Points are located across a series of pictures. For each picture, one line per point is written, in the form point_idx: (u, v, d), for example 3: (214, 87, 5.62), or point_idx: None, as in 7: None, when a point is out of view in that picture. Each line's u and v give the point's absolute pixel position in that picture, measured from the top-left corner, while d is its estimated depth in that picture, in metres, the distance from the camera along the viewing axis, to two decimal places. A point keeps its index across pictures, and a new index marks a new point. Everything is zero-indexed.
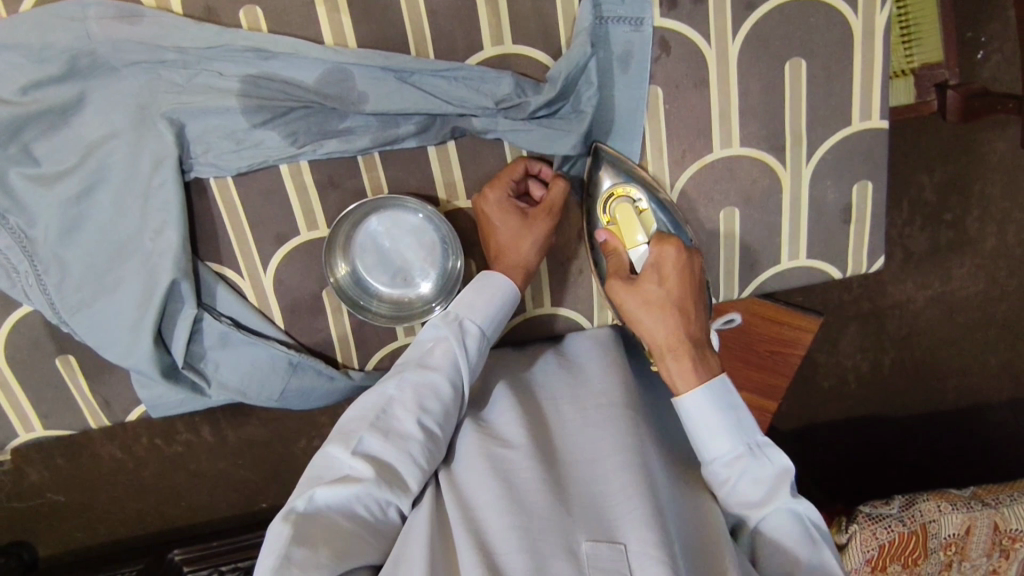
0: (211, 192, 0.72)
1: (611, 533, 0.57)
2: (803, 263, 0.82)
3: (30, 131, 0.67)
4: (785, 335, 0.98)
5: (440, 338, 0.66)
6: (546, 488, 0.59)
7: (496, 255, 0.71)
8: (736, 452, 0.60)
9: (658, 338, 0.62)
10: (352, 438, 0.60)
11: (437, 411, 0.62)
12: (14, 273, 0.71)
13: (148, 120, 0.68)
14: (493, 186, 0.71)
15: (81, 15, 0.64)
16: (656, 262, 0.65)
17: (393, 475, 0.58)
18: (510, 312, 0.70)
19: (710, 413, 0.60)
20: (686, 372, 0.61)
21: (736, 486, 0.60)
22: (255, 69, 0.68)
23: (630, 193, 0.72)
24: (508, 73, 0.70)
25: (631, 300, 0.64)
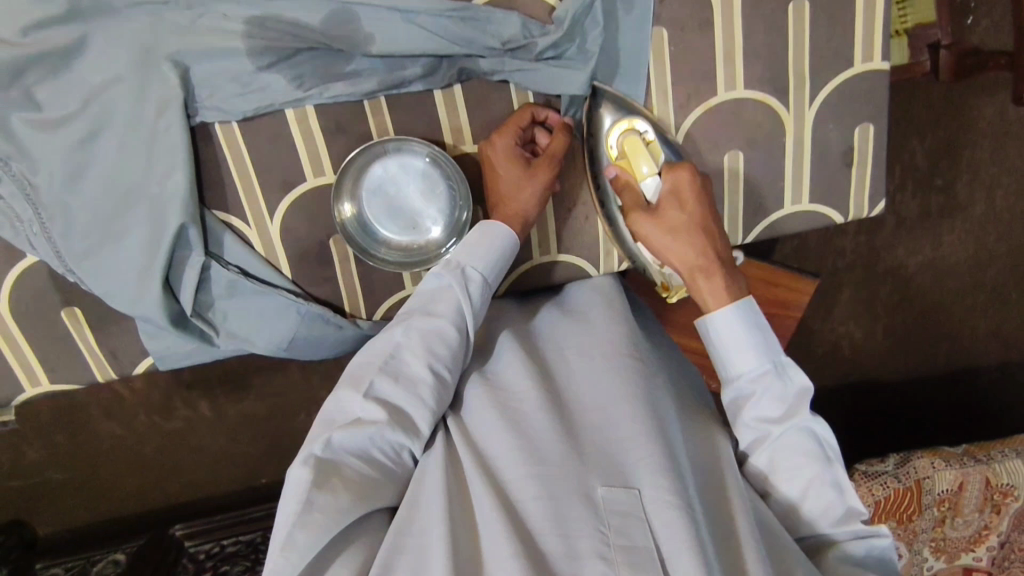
0: (217, 138, 0.71)
1: (624, 480, 0.58)
2: (804, 208, 0.83)
3: (32, 75, 0.66)
4: (781, 297, 0.97)
5: (444, 287, 0.65)
6: (557, 435, 0.59)
7: (498, 203, 0.71)
8: (760, 368, 0.61)
9: (687, 260, 0.64)
10: (362, 382, 0.59)
11: (445, 356, 0.62)
12: (19, 221, 0.70)
13: (152, 63, 0.67)
14: (500, 133, 0.71)
15: None
16: (674, 189, 0.66)
17: (406, 419, 0.59)
18: (512, 256, 0.69)
19: (737, 329, 0.61)
20: (717, 289, 0.63)
21: (760, 402, 0.61)
22: (259, 10, 0.67)
23: (632, 125, 0.73)
24: (515, 13, 0.69)
25: (653, 227, 0.65)
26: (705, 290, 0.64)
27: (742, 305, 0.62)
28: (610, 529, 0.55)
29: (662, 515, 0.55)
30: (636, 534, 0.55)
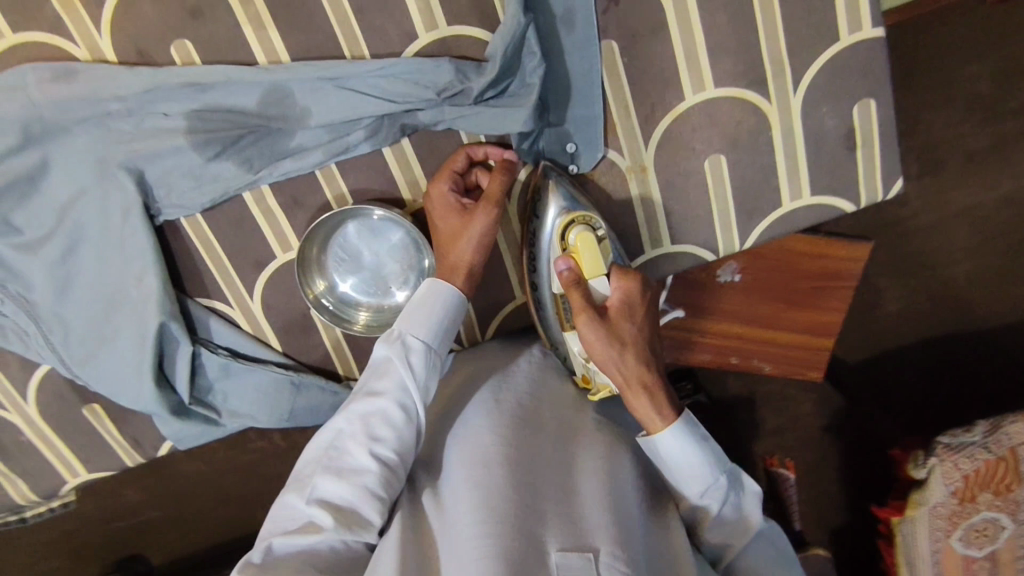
0: (185, 231, 0.73)
1: (581, 542, 0.52)
2: (808, 202, 0.75)
3: (4, 203, 0.69)
4: (828, 270, 0.94)
5: (385, 359, 0.61)
6: (518, 484, 0.54)
7: (442, 255, 0.67)
8: (716, 483, 0.59)
9: (633, 378, 0.58)
10: (306, 484, 0.58)
11: (389, 439, 0.58)
12: (25, 336, 0.75)
13: (109, 173, 0.69)
14: (436, 181, 0.68)
15: (21, 82, 0.64)
16: (626, 298, 0.61)
17: (353, 516, 0.55)
18: (460, 313, 0.65)
19: (690, 450, 0.58)
20: (660, 408, 0.59)
21: (717, 517, 0.60)
22: (196, 102, 0.67)
23: (588, 220, 0.65)
24: (446, 59, 0.66)
25: (604, 338, 0.58)
26: (646, 408, 0.59)
27: (688, 423, 0.59)
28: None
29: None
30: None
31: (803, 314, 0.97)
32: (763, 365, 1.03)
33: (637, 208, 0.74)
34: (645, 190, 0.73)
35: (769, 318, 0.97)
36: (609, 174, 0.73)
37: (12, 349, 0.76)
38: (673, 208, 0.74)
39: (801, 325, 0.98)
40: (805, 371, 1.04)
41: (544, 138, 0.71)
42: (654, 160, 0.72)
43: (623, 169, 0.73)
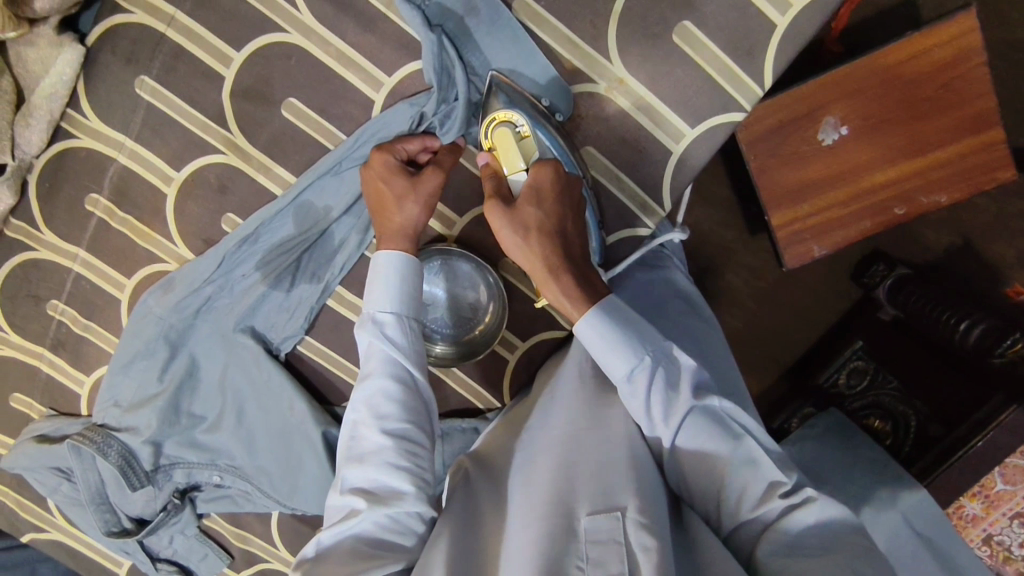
0: (306, 354, 0.85)
1: (609, 504, 0.54)
2: (800, 6, 0.68)
3: (183, 402, 0.85)
4: (945, 58, 0.91)
5: (368, 345, 0.66)
6: (558, 460, 0.59)
7: (379, 209, 0.70)
8: (640, 363, 0.60)
9: (536, 263, 0.63)
10: (339, 480, 0.63)
11: (394, 412, 0.63)
12: (249, 494, 0.90)
13: (232, 340, 0.83)
14: (378, 150, 0.71)
15: (147, 308, 0.81)
16: (535, 187, 0.65)
17: (386, 491, 0.60)
18: (415, 274, 0.68)
19: (605, 332, 0.61)
20: (574, 296, 0.63)
21: (654, 398, 0.60)
22: (255, 253, 0.79)
23: (509, 118, 0.68)
24: (400, 102, 0.73)
25: (507, 224, 0.63)
26: (557, 292, 0.64)
27: (607, 308, 0.62)
28: (589, 563, 0.51)
29: (642, 543, 0.50)
30: (614, 566, 0.51)
31: (946, 116, 0.93)
32: (940, 197, 0.96)
33: (638, 116, 0.73)
34: (635, 97, 0.72)
35: (917, 140, 0.94)
36: (592, 104, 0.73)
37: (246, 509, 0.92)
38: (672, 96, 0.72)
39: (952, 131, 0.93)
40: (993, 175, 0.95)
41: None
42: (626, 67, 0.71)
43: (603, 93, 0.73)
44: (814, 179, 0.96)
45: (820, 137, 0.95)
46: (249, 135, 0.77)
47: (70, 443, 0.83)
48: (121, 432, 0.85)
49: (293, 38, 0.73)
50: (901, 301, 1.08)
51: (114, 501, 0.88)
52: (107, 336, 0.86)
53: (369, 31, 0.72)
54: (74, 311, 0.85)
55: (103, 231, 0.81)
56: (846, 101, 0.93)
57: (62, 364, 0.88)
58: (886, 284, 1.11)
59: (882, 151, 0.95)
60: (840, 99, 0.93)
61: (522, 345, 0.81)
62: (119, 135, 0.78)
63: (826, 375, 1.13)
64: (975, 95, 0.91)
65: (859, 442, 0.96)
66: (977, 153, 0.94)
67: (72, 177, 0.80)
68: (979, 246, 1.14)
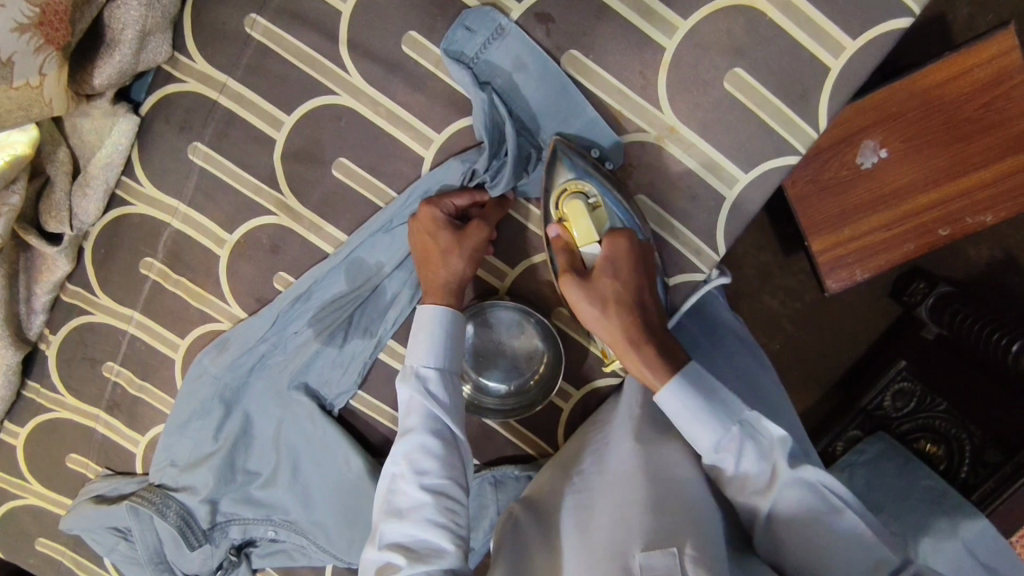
0: (359, 408, 0.85)
1: (667, 541, 0.51)
2: (854, 48, 0.68)
3: (238, 459, 0.85)
4: (987, 78, 0.89)
5: (409, 398, 0.67)
6: (612, 514, 0.58)
7: (426, 261, 0.71)
8: (726, 434, 0.60)
9: (617, 337, 0.65)
10: (377, 533, 0.62)
11: (434, 468, 0.63)
12: (305, 549, 0.89)
13: (287, 397, 0.83)
14: (426, 203, 0.71)
15: (202, 368, 0.82)
16: (610, 258, 0.67)
17: (425, 548, 0.60)
18: (456, 330, 0.69)
19: (687, 405, 0.62)
20: (652, 363, 0.65)
21: (741, 468, 0.60)
22: (309, 310, 0.80)
23: (581, 188, 0.70)
24: (451, 159, 0.73)
25: (586, 300, 0.66)
26: (638, 364, 0.66)
27: (690, 378, 0.63)
28: None
29: None
30: None
31: (991, 136, 0.91)
32: (985, 218, 0.94)
33: (690, 162, 0.72)
34: (687, 144, 0.72)
35: (960, 160, 0.92)
36: (644, 152, 0.73)
37: (301, 562, 0.91)
38: (724, 142, 0.71)
39: (997, 151, 0.91)
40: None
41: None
42: (676, 115, 0.71)
43: (654, 142, 0.72)
44: (856, 206, 0.95)
45: (859, 161, 0.93)
46: (301, 195, 0.77)
47: (128, 504, 0.83)
48: (178, 492, 0.85)
49: (342, 100, 0.74)
50: (947, 318, 1.04)
51: (170, 559, 0.88)
52: (162, 396, 0.86)
53: (418, 89, 0.73)
54: (129, 372, 0.86)
55: (157, 293, 0.82)
56: (885, 124, 0.92)
57: (118, 425, 0.88)
58: (928, 302, 1.08)
59: (924, 173, 0.93)
60: (880, 122, 0.92)
61: (577, 393, 0.81)
62: (173, 200, 0.79)
63: (870, 397, 1.09)
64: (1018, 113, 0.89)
65: (921, 472, 0.91)
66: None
67: (127, 243, 0.81)
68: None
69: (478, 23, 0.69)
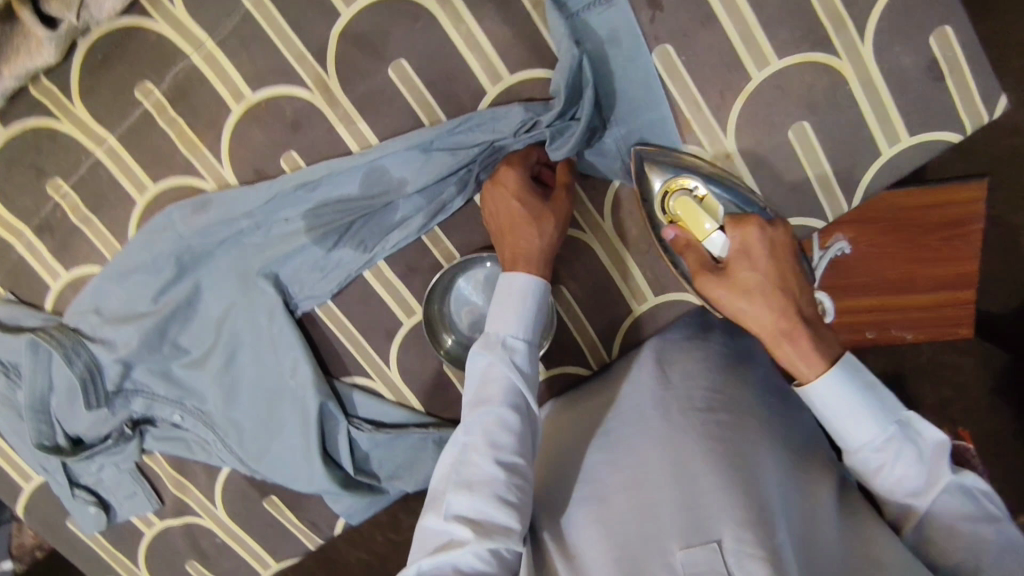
0: (320, 318, 0.80)
1: (704, 536, 0.53)
2: (907, 143, 0.72)
3: (172, 329, 0.78)
4: (952, 217, 0.96)
5: (488, 366, 0.64)
6: (636, 498, 0.59)
7: (512, 227, 0.69)
8: (886, 432, 0.60)
9: (774, 326, 0.62)
10: (440, 504, 0.59)
11: (509, 443, 0.61)
12: (208, 444, 0.83)
13: (250, 282, 0.77)
14: (509, 164, 0.71)
15: (170, 223, 0.75)
16: (743, 246, 0.65)
17: (492, 525, 0.57)
18: (547, 306, 0.68)
19: (847, 398, 0.60)
20: (806, 352, 0.61)
21: (897, 469, 0.60)
22: (310, 202, 0.74)
23: (684, 184, 0.71)
24: (515, 104, 0.71)
25: (727, 291, 0.64)
26: (791, 356, 0.62)
27: (845, 369, 0.61)
28: None
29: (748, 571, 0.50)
30: None
31: (940, 268, 0.98)
32: (906, 333, 1.04)
33: None
34: (735, 174, 0.74)
35: (903, 279, 0.99)
36: None
37: (197, 458, 0.84)
38: (768, 185, 0.74)
39: (933, 282, 0.99)
40: (957, 328, 1.03)
41: (611, 142, 0.73)
42: (737, 144, 0.73)
43: (708, 161, 0.74)
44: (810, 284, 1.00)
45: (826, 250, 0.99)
46: (346, 82, 0.72)
47: (31, 338, 0.75)
48: (94, 343, 0.77)
49: (426, 1, 0.70)
50: None
51: (55, 413, 0.79)
52: (107, 236, 0.77)
53: (508, 23, 0.70)
54: (79, 198, 0.76)
55: (146, 125, 0.74)
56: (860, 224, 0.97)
57: (42, 250, 0.78)
58: None
59: (875, 279, 1.00)
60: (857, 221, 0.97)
61: (544, 372, 0.81)
62: (203, 33, 0.71)
63: None
64: (964, 258, 0.98)
65: None
66: (946, 307, 1.01)
67: (131, 58, 0.72)
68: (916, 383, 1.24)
69: None
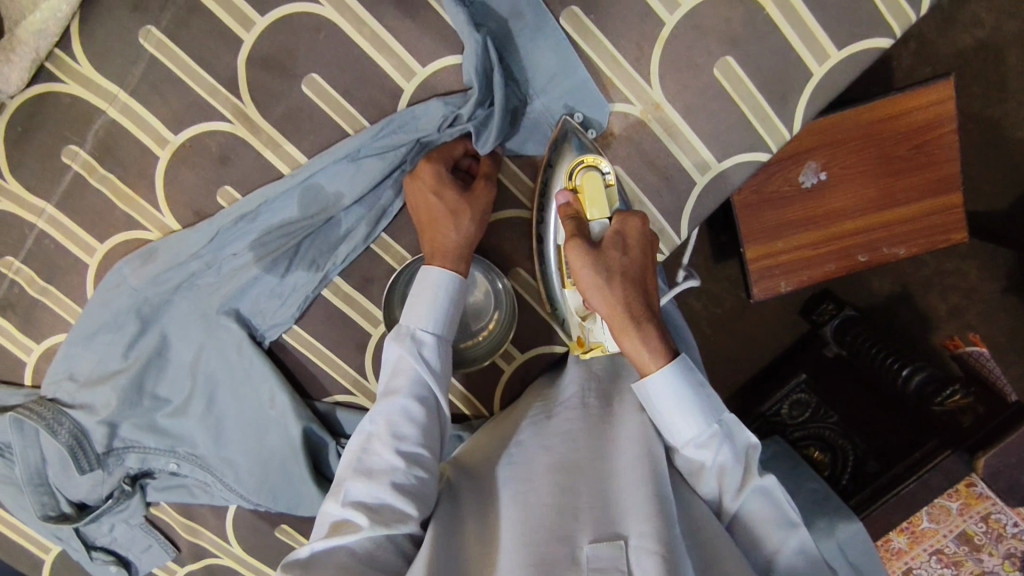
0: (290, 344, 0.80)
1: (612, 532, 0.53)
2: (838, 59, 0.69)
3: (147, 382, 0.78)
4: (921, 122, 0.92)
5: (398, 358, 0.66)
6: (558, 486, 0.58)
7: (429, 222, 0.70)
8: (709, 432, 0.60)
9: (619, 310, 0.61)
10: (340, 490, 0.61)
11: (413, 434, 0.63)
12: (207, 486, 0.84)
13: (213, 322, 0.77)
14: (429, 158, 0.71)
15: (121, 278, 0.75)
16: (619, 232, 0.65)
17: (388, 511, 0.58)
18: (456, 300, 0.68)
19: (679, 394, 0.60)
20: (650, 340, 0.61)
21: (712, 469, 0.61)
22: (252, 232, 0.74)
23: (597, 163, 0.70)
24: (434, 99, 0.71)
25: (592, 266, 0.62)
26: (636, 341, 0.61)
27: (681, 365, 0.61)
28: None
29: (644, 566, 0.49)
30: None
31: (916, 176, 0.94)
32: (898, 250, 0.96)
33: (669, 143, 0.73)
34: (669, 124, 0.72)
35: (884, 194, 0.94)
36: (627, 125, 0.73)
37: (201, 501, 0.85)
38: (705, 128, 0.72)
39: (916, 190, 0.94)
40: (947, 234, 0.96)
41: (537, 117, 0.73)
42: (664, 93, 0.71)
43: (638, 116, 0.72)
44: (792, 219, 0.94)
45: (800, 180, 0.94)
46: (263, 107, 0.71)
47: (13, 415, 0.75)
48: (74, 410, 0.78)
49: (325, 11, 0.69)
50: (848, 340, 1.11)
51: (54, 482, 0.80)
52: (67, 303, 0.78)
53: (410, 16, 0.69)
54: (31, 271, 0.77)
55: (79, 188, 0.74)
56: (826, 148, 0.93)
57: (8, 328, 0.79)
58: (833, 324, 1.14)
59: (854, 201, 0.94)
60: (823, 145, 0.93)
61: (520, 357, 0.80)
62: (113, 86, 0.71)
63: (769, 404, 1.09)
64: (942, 159, 0.93)
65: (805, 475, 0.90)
66: (936, 213, 0.95)
67: (50, 124, 0.72)
68: (917, 297, 1.21)
69: None
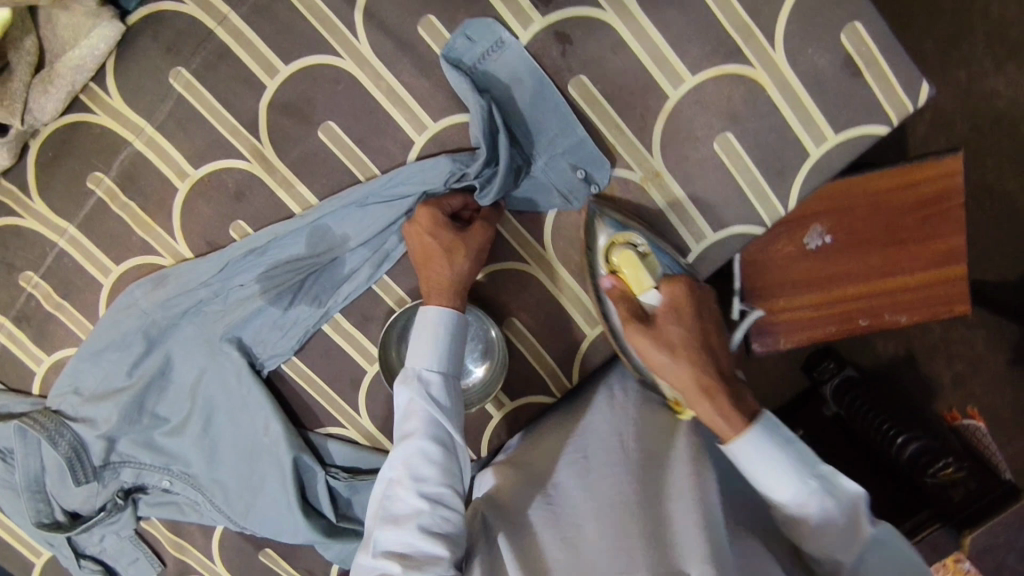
0: (288, 374, 0.83)
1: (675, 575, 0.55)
2: (834, 141, 0.72)
3: (149, 400, 0.81)
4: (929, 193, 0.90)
5: (408, 400, 0.68)
6: (609, 523, 0.61)
7: (427, 264, 0.72)
8: (808, 489, 0.61)
9: (692, 384, 0.63)
10: (372, 541, 0.64)
11: (432, 475, 0.65)
12: (198, 506, 0.86)
13: (216, 348, 0.80)
14: (427, 203, 0.73)
15: (133, 299, 0.78)
16: (678, 305, 0.67)
17: (419, 556, 0.61)
18: (459, 336, 0.70)
19: (770, 458, 0.61)
20: (723, 410, 0.63)
21: (820, 524, 0.61)
22: (261, 265, 0.77)
23: (628, 239, 0.72)
24: (442, 155, 0.74)
25: (655, 345, 0.65)
26: (711, 411, 0.63)
27: (763, 429, 0.62)
28: None
29: None
30: None
31: (922, 247, 0.90)
32: (900, 318, 0.92)
33: (667, 210, 0.75)
34: (667, 192, 0.74)
35: (889, 264, 0.91)
36: (627, 189, 0.75)
37: (191, 519, 0.87)
38: (703, 198, 0.74)
39: (921, 260, 0.91)
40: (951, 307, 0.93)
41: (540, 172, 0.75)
42: (665, 162, 0.74)
43: (638, 182, 0.75)
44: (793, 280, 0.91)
45: (805, 241, 0.90)
46: (279, 148, 0.75)
47: (18, 424, 0.78)
48: (76, 422, 0.80)
49: (344, 64, 0.72)
50: (847, 403, 1.05)
51: (50, 490, 0.83)
52: (79, 319, 0.81)
53: (425, 74, 0.72)
54: (49, 286, 0.80)
55: (101, 212, 0.77)
56: (832, 211, 0.90)
57: (21, 337, 0.82)
58: (835, 381, 1.08)
59: (858, 268, 0.90)
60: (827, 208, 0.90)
61: (509, 404, 0.82)
62: (141, 120, 0.75)
63: None
64: (949, 233, 0.90)
65: None
66: (943, 285, 0.92)
67: (79, 152, 0.76)
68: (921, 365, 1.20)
69: (479, 33, 0.70)
